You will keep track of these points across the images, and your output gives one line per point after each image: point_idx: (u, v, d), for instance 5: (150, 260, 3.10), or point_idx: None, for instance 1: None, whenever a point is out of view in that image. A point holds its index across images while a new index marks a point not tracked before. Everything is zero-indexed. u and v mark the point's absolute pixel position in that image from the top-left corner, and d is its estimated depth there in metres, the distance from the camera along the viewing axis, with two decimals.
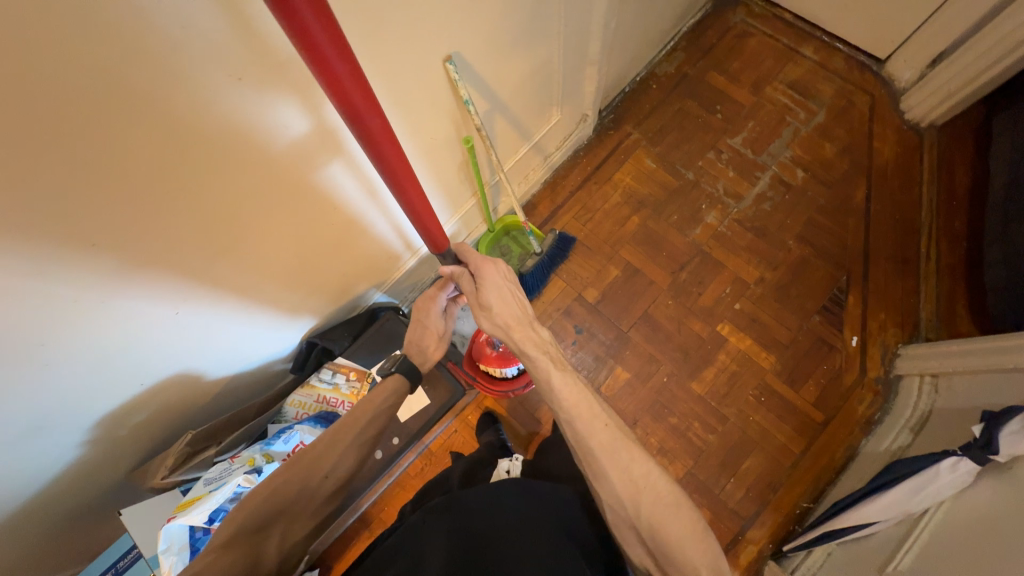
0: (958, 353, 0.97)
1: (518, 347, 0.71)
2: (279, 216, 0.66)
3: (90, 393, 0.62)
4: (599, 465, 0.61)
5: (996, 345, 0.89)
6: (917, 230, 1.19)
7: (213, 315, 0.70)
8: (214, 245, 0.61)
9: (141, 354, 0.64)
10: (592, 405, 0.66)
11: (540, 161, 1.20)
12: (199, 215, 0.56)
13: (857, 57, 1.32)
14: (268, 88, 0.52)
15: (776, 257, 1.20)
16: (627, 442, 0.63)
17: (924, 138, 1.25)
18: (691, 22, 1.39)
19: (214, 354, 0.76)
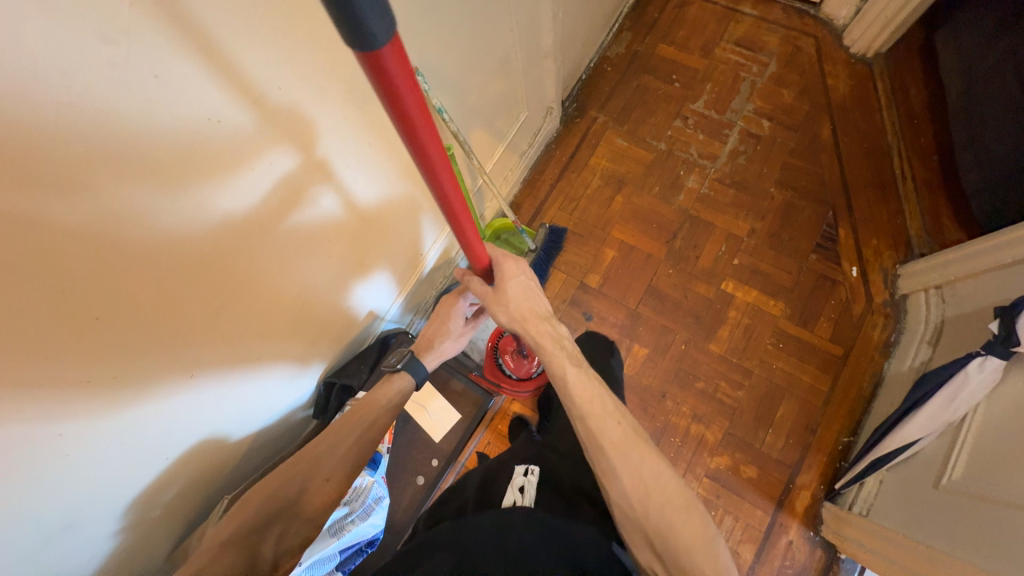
0: (956, 260, 0.99)
1: (533, 339, 0.71)
2: (276, 259, 0.65)
3: (117, 479, 0.59)
4: (608, 463, 0.62)
5: (990, 244, 0.92)
6: (888, 154, 1.23)
7: (229, 375, 0.68)
8: (217, 300, 0.59)
9: (163, 429, 0.62)
10: (605, 402, 0.66)
11: (516, 160, 1.21)
12: (199, 272, 0.54)
13: (793, 5, 1.37)
14: (240, 128, 0.51)
15: (762, 207, 1.22)
16: (638, 443, 0.64)
17: (874, 68, 1.30)
18: (630, 3, 1.43)
19: (234, 414, 0.73)
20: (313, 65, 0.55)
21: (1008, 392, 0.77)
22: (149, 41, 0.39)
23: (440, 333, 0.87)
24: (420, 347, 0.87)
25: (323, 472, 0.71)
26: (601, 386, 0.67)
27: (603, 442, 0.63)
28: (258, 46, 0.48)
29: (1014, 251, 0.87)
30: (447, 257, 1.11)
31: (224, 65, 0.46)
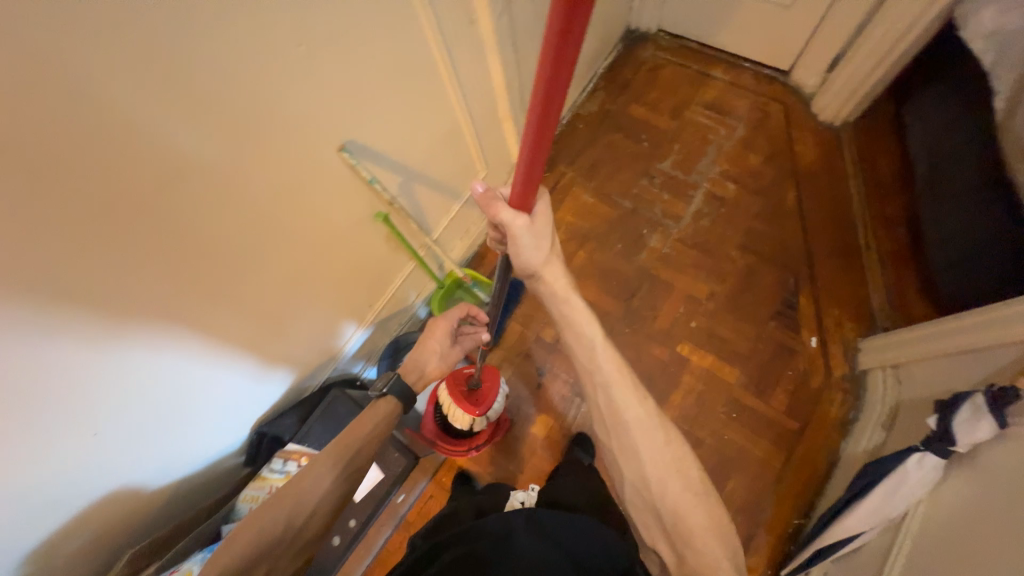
0: (909, 341, 0.96)
1: (562, 285, 0.69)
2: (231, 284, 0.66)
3: (43, 503, 0.58)
4: (629, 440, 0.71)
5: (940, 328, 0.89)
6: (854, 223, 1.21)
7: (174, 407, 0.69)
8: (167, 321, 0.60)
9: (110, 466, 0.64)
10: (636, 388, 0.72)
11: (480, 215, 1.24)
12: (147, 329, 0.58)
13: (763, 72, 1.40)
14: (189, 198, 0.55)
15: (723, 269, 1.22)
16: (656, 427, 0.72)
17: (842, 135, 1.29)
18: (606, 63, 1.48)
19: (183, 448, 0.76)
20: (265, 124, 0.59)
21: (950, 488, 0.73)
22: (91, 79, 0.42)
23: (425, 354, 0.90)
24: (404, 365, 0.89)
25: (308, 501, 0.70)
26: (626, 368, 0.73)
27: (629, 419, 0.71)
28: (197, 129, 0.52)
29: (958, 337, 0.84)
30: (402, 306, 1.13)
31: (163, 152, 0.50)
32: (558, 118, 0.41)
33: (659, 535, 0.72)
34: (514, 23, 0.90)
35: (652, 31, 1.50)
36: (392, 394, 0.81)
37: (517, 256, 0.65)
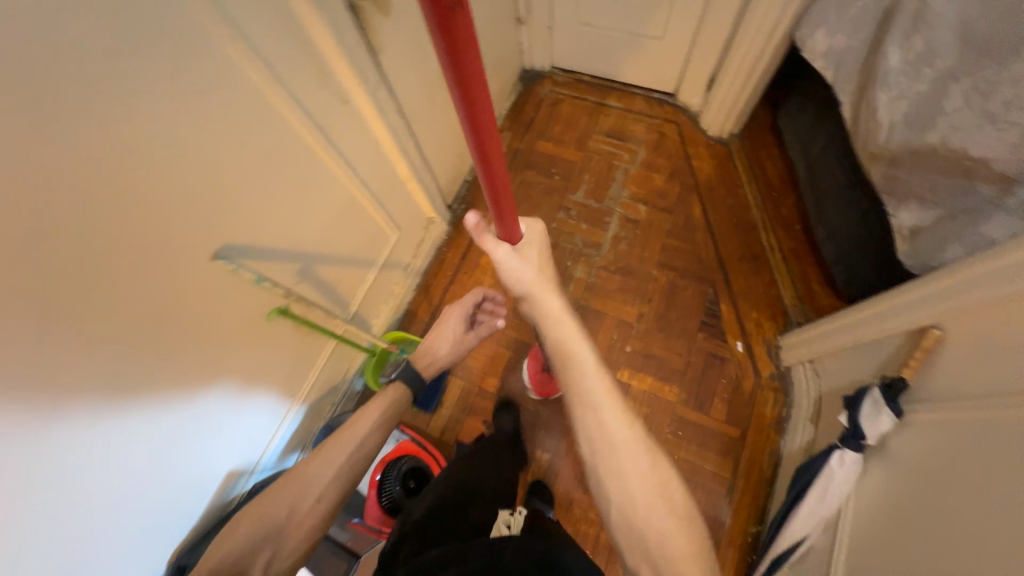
0: (813, 337, 1.01)
1: (552, 304, 0.64)
2: (137, 363, 0.61)
3: None
4: (617, 460, 0.59)
5: (835, 324, 0.93)
6: (756, 227, 1.29)
7: (94, 514, 0.62)
8: (67, 412, 0.55)
9: (95, 542, 0.63)
10: (629, 413, 0.62)
11: (402, 274, 1.22)
12: (65, 403, 0.54)
13: (653, 95, 1.48)
14: (87, 258, 0.51)
15: (647, 290, 1.25)
16: (650, 451, 0.61)
17: (731, 146, 1.38)
18: (508, 104, 1.52)
19: (162, 513, 0.74)
20: (169, 193, 0.58)
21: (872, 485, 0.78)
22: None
23: (438, 343, 0.94)
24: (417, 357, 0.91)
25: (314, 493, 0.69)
26: (626, 402, 0.62)
27: (618, 439, 0.60)
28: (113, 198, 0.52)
29: (844, 337, 0.89)
30: (331, 386, 1.08)
31: (59, 211, 0.47)
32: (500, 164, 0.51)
33: (636, 554, 0.57)
34: (392, 93, 0.90)
35: (545, 69, 1.56)
36: (401, 377, 0.86)
37: (503, 281, 0.66)
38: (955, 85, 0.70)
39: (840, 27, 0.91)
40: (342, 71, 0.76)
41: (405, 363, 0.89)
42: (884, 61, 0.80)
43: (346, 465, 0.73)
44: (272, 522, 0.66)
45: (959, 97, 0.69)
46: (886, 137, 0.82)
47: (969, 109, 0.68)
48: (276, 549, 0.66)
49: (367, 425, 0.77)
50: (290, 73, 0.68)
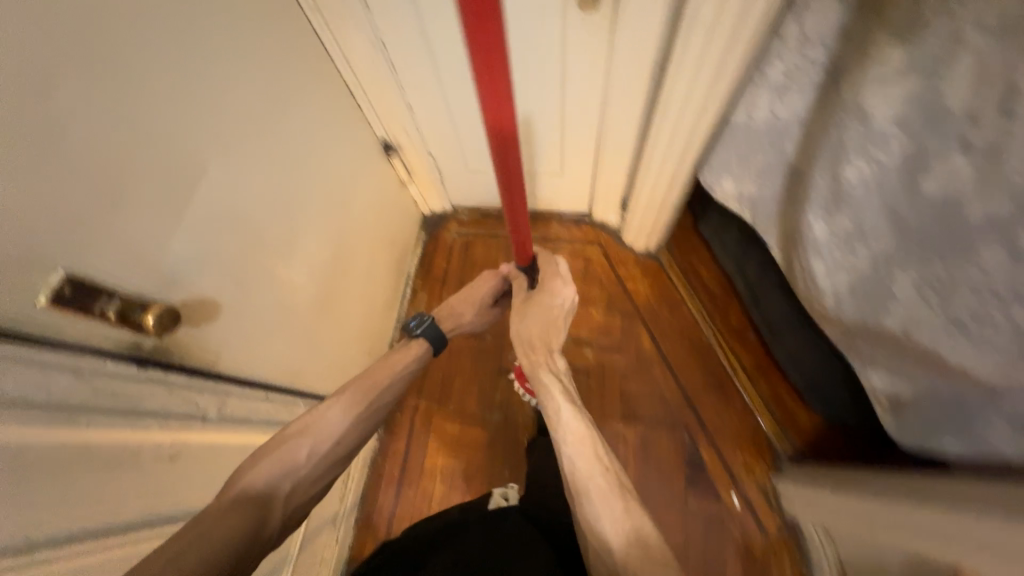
0: (820, 502, 0.86)
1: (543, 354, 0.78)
2: None
3: None
4: (591, 506, 0.62)
5: (844, 496, 0.78)
6: (711, 346, 1.18)
7: None
8: None
9: None
10: (597, 448, 0.69)
11: (331, 528, 0.99)
12: None
13: (568, 216, 1.38)
14: None
15: (619, 454, 1.09)
16: (623, 495, 0.63)
17: (661, 258, 1.29)
18: (414, 261, 1.36)
19: None
20: None
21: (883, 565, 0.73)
22: None
23: (464, 309, 0.93)
24: (440, 314, 0.91)
25: (336, 434, 0.70)
26: (606, 455, 0.68)
27: (592, 487, 0.64)
28: None
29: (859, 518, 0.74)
30: None
31: None
32: (520, 199, 0.69)
33: None
34: (251, 384, 0.70)
35: (447, 211, 1.42)
36: (426, 335, 0.86)
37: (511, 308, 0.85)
38: (899, 271, 0.61)
39: (747, 175, 0.83)
40: (160, 434, 0.55)
41: (430, 319, 0.87)
42: (809, 229, 0.71)
43: (362, 418, 0.74)
44: (299, 475, 0.64)
45: (909, 286, 0.60)
46: (834, 306, 0.72)
47: (926, 303, 0.58)
48: (295, 488, 0.63)
49: (387, 378, 0.78)
50: (73, 503, 0.46)
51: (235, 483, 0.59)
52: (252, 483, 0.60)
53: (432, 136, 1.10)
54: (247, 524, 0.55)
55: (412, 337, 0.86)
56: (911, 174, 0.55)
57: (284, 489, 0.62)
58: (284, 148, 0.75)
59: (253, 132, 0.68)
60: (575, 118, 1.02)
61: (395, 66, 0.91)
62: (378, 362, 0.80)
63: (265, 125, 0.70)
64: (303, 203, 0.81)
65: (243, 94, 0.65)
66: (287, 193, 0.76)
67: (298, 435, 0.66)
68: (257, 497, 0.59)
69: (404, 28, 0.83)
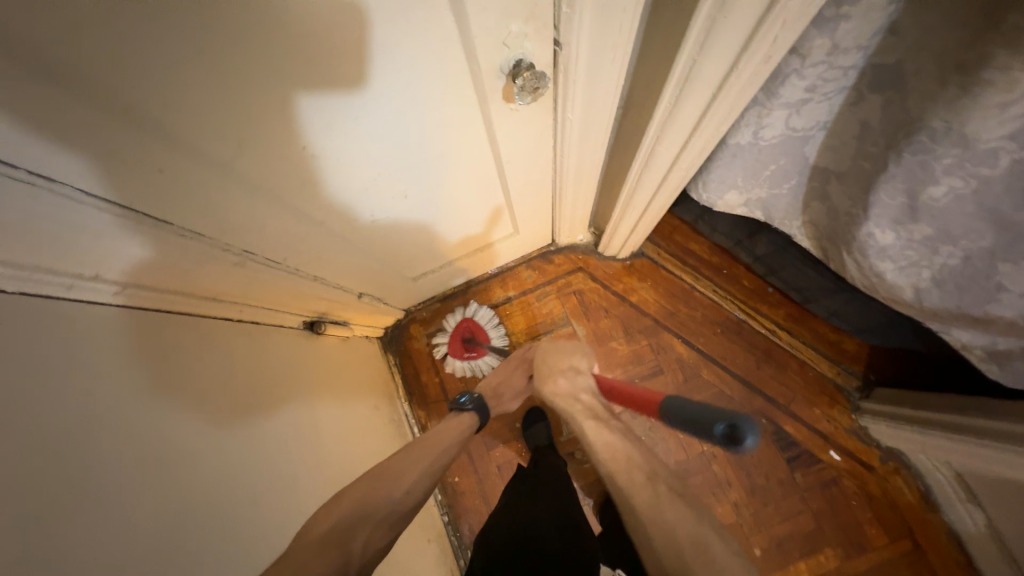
0: (930, 444, 0.87)
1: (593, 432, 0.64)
2: None
3: None
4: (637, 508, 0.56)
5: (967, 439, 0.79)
6: (740, 318, 1.12)
7: None
8: None
9: None
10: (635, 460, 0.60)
11: None
12: None
13: (533, 256, 1.19)
14: None
15: (717, 474, 1.05)
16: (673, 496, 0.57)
17: (647, 253, 1.17)
18: (402, 393, 1.14)
19: None
20: None
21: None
22: None
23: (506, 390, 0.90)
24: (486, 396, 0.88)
25: (402, 483, 0.62)
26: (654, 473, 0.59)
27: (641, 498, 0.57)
28: None
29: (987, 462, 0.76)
30: None
31: None
32: None
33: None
34: None
35: (402, 319, 1.18)
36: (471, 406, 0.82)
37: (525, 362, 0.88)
38: (1007, 266, 0.52)
39: (755, 186, 0.69)
40: None
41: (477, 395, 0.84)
42: (871, 239, 0.60)
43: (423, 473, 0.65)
44: (376, 516, 0.56)
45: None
46: (915, 297, 0.65)
47: None
48: (375, 526, 0.55)
49: (434, 443, 0.71)
50: None
51: (323, 519, 0.51)
52: (335, 521, 0.52)
53: (355, 282, 0.84)
54: (339, 561, 0.47)
55: (464, 412, 0.82)
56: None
57: (364, 528, 0.54)
58: (229, 493, 0.49)
59: (190, 542, 0.42)
60: (524, 192, 0.79)
61: (283, 261, 0.63)
62: (434, 432, 0.75)
63: (195, 505, 0.44)
64: (289, 516, 0.57)
65: (134, 522, 0.38)
66: (269, 530, 0.53)
67: (373, 478, 0.60)
68: (339, 535, 0.50)
69: (278, 223, 0.55)
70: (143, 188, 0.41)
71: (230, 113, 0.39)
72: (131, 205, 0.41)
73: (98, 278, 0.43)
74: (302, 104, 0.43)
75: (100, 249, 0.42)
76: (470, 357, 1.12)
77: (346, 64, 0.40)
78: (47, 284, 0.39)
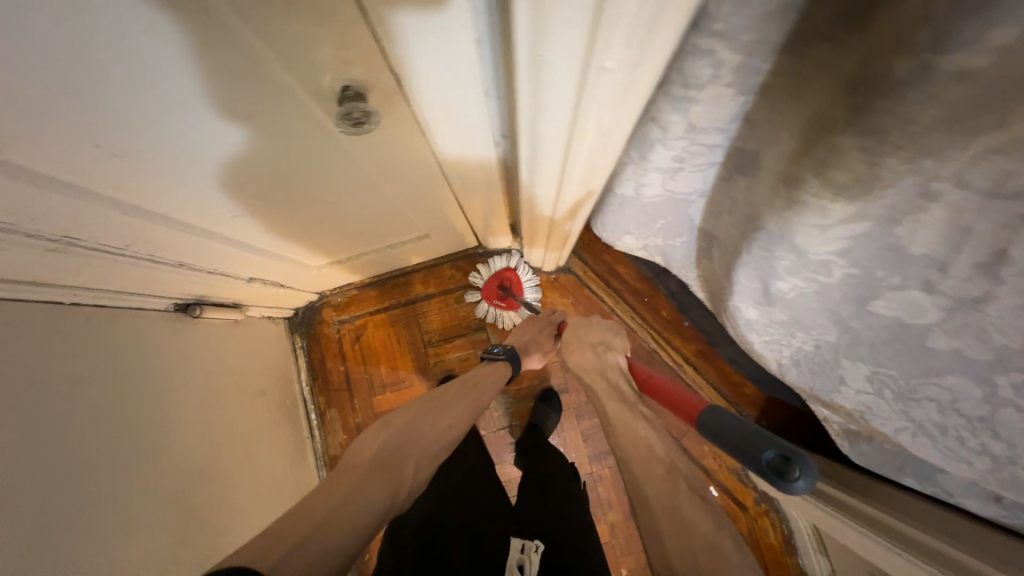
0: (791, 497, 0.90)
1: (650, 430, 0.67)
2: None
3: None
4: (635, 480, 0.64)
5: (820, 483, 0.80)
6: (651, 348, 1.13)
7: None
8: None
9: None
10: (649, 442, 0.66)
11: None
12: None
13: (459, 255, 1.16)
14: None
15: (601, 493, 1.09)
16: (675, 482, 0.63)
17: (575, 269, 1.16)
18: (304, 376, 1.11)
19: None
20: None
21: (887, 493, 0.70)
22: None
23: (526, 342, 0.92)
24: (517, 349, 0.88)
25: (445, 421, 0.71)
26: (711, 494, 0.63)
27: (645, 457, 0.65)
28: None
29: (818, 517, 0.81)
30: None
31: None
32: None
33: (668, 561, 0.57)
34: None
35: (315, 301, 1.14)
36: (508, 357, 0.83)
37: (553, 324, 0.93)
38: (847, 363, 0.52)
39: (648, 234, 0.68)
40: None
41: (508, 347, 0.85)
42: (738, 310, 0.59)
43: (468, 409, 0.75)
44: (420, 444, 0.67)
45: (861, 377, 0.52)
46: (778, 370, 0.65)
47: (882, 399, 0.52)
48: (420, 453, 0.66)
49: (481, 384, 0.79)
50: None
51: (370, 445, 0.63)
52: (377, 448, 0.63)
53: (241, 268, 0.80)
54: (382, 496, 0.58)
55: (495, 362, 0.79)
56: (859, 295, 0.43)
57: (411, 451, 0.65)
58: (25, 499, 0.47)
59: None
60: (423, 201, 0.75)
61: (123, 247, 0.58)
62: (475, 371, 0.83)
63: (34, 519, 0.48)
64: (116, 512, 0.57)
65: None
66: (118, 535, 0.56)
67: (423, 415, 0.70)
68: (383, 465, 0.61)
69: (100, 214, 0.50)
70: None
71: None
72: None
73: None
74: (82, 97, 0.37)
75: None
76: (502, 307, 1.09)
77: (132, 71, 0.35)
78: None
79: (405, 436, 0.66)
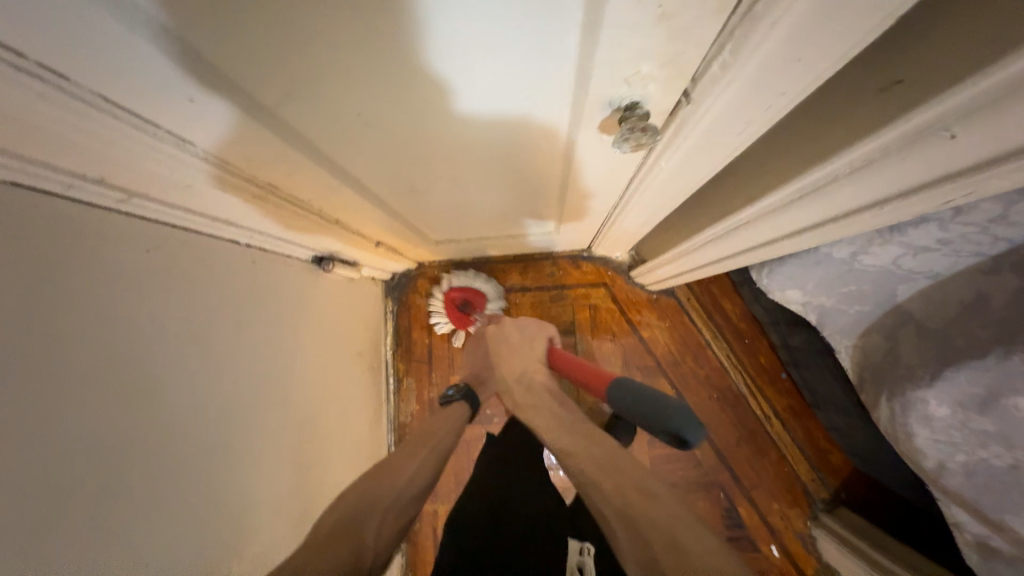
0: None
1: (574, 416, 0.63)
2: None
3: None
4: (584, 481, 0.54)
5: None
6: (741, 393, 1.07)
7: None
8: None
9: None
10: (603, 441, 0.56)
11: None
12: None
13: (563, 254, 1.14)
14: None
15: None
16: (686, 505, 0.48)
17: (678, 294, 1.12)
18: (390, 340, 1.13)
19: None
20: None
21: None
22: None
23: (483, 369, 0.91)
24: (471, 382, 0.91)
25: (405, 481, 0.63)
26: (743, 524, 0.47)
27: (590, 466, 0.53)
28: None
29: None
30: None
31: None
32: None
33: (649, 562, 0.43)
34: None
35: (413, 269, 1.15)
36: (460, 399, 0.85)
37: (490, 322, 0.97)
38: None
39: (822, 295, 0.62)
40: None
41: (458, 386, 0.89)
42: (922, 403, 0.53)
43: (420, 465, 0.67)
44: (384, 504, 0.57)
45: None
46: (933, 470, 0.58)
47: None
48: (386, 515, 0.56)
49: (433, 441, 0.72)
50: None
51: (328, 519, 0.55)
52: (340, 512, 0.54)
53: (378, 233, 0.80)
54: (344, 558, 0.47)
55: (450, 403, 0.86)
56: None
57: (371, 515, 0.55)
58: (185, 430, 0.49)
59: (124, 479, 0.42)
60: (580, 209, 0.72)
61: (306, 201, 0.58)
62: (428, 426, 0.78)
63: (183, 457, 0.49)
64: (234, 461, 0.57)
65: (47, 479, 0.35)
66: (230, 485, 0.56)
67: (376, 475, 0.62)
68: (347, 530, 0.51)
69: (309, 173, 0.50)
70: (174, 110, 0.35)
71: (301, 68, 0.33)
72: (152, 119, 0.35)
73: (101, 182, 0.39)
74: (351, 78, 0.35)
75: (113, 158, 0.37)
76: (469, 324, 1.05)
77: (440, 66, 0.34)
78: (102, 196, 0.40)
79: (366, 494, 0.58)
